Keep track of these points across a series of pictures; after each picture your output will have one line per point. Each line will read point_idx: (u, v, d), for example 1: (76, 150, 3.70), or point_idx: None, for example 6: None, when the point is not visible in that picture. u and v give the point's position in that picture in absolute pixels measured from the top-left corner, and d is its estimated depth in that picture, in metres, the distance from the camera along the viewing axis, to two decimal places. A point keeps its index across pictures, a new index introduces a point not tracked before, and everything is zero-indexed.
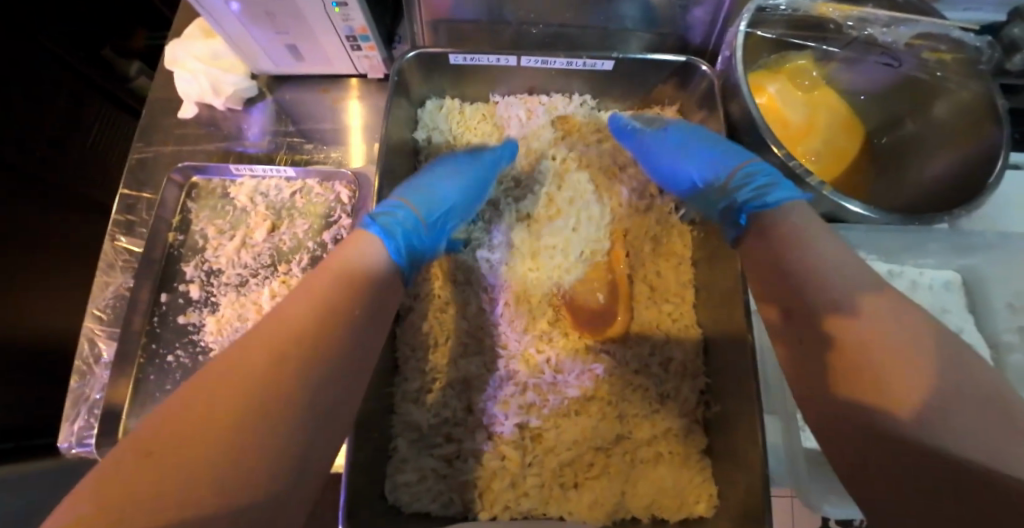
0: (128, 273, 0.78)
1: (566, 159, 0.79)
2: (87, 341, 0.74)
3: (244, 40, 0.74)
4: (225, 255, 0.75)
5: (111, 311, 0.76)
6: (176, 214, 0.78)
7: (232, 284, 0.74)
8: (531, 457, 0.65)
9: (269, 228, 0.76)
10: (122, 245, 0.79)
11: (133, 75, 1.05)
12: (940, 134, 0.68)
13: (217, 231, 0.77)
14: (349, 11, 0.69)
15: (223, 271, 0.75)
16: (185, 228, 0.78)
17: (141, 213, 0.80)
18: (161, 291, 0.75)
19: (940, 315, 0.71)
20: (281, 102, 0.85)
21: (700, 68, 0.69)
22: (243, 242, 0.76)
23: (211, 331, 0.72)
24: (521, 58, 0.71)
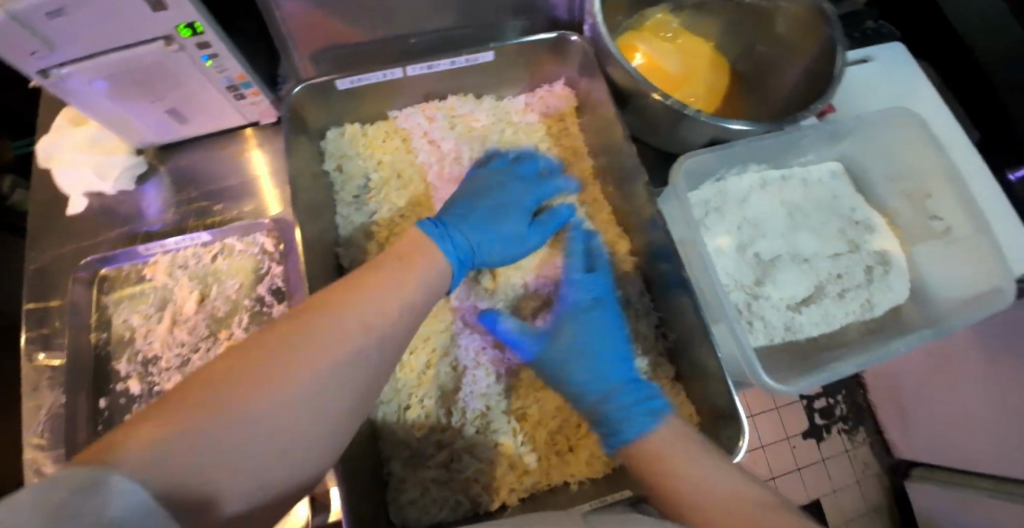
0: (57, 389, 0.72)
1: (477, 153, 0.81)
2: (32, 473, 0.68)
3: (120, 116, 0.73)
4: (158, 339, 0.71)
5: (50, 434, 0.70)
6: (93, 313, 0.74)
7: (172, 367, 0.71)
8: (523, 436, 0.67)
9: (198, 298, 0.73)
10: (43, 362, 0.73)
11: (8, 191, 0.93)
12: (788, 47, 0.77)
13: (143, 317, 0.73)
14: (221, 62, 0.68)
15: (159, 356, 0.71)
16: (107, 325, 0.73)
17: (54, 324, 0.75)
18: (99, 397, 0.70)
19: (833, 202, 0.80)
20: (177, 171, 0.82)
21: (571, 39, 0.75)
22: (174, 320, 0.73)
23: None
24: (406, 68, 0.73)
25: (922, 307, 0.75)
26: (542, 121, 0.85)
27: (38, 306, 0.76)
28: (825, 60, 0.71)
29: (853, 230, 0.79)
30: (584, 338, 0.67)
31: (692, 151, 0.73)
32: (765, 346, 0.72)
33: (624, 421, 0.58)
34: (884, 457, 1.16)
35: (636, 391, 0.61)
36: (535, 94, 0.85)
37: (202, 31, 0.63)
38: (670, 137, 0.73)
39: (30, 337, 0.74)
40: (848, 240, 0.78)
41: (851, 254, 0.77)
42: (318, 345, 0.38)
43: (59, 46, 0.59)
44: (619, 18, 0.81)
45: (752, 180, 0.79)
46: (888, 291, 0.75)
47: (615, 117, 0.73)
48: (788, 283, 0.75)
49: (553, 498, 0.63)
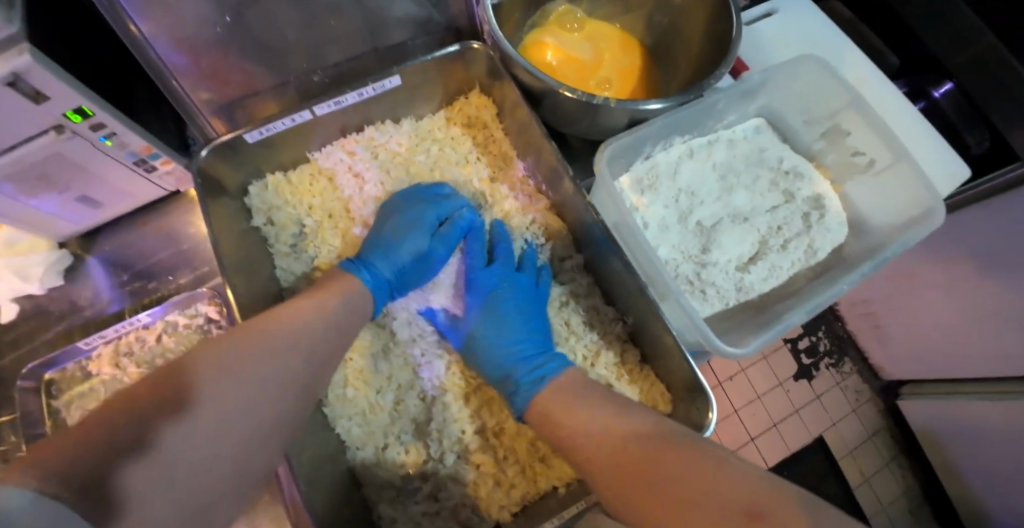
0: None
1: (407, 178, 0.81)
2: None
3: (29, 215, 0.69)
4: None
5: None
6: (45, 420, 0.71)
7: None
8: (503, 451, 0.66)
9: None
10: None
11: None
12: (685, 15, 0.77)
13: None
14: (121, 139, 0.66)
15: None
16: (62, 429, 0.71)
17: (8, 439, 0.72)
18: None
19: (761, 155, 0.82)
20: (104, 256, 0.80)
21: (473, 47, 0.74)
22: None
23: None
24: (313, 109, 0.72)
25: (863, 240, 0.77)
26: (466, 133, 0.84)
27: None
28: (721, 21, 0.72)
29: (785, 180, 0.80)
30: (507, 312, 0.69)
31: (611, 137, 0.73)
32: (722, 311, 0.74)
33: (524, 387, 0.63)
34: (875, 380, 1.19)
35: (534, 356, 0.66)
36: (453, 107, 0.84)
37: (91, 114, 0.61)
38: (589, 126, 0.74)
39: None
40: (783, 190, 0.80)
41: (787, 203, 0.79)
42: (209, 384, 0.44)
43: None
44: (518, 16, 0.81)
45: (678, 151, 0.80)
46: (828, 232, 0.77)
47: (531, 117, 0.73)
48: (731, 245, 0.76)
49: (543, 506, 0.63)
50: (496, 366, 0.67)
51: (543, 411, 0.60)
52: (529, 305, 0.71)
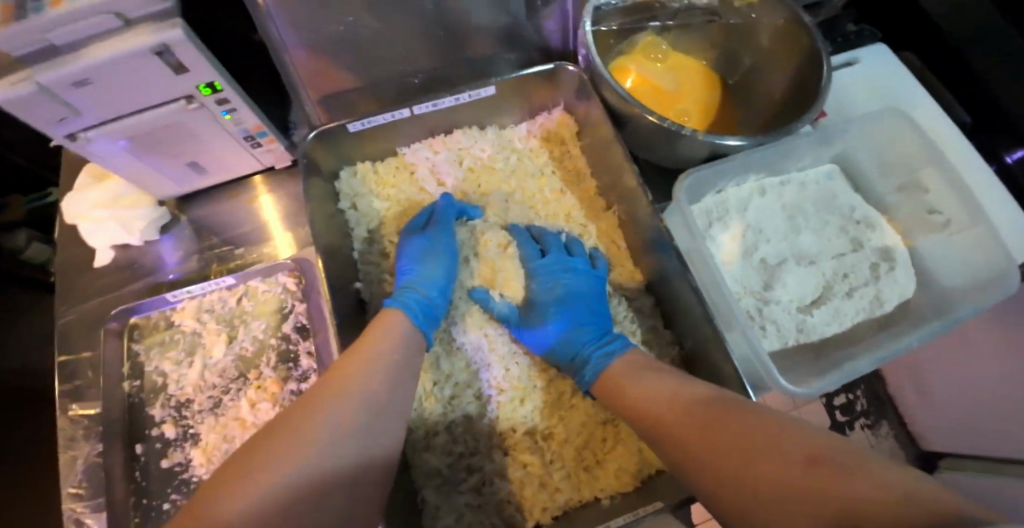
0: (93, 439, 0.73)
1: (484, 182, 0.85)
2: (72, 524, 0.69)
3: (142, 172, 0.76)
4: (190, 384, 0.73)
5: (88, 484, 0.71)
6: (124, 362, 0.75)
7: (206, 409, 0.73)
8: (550, 454, 0.68)
9: (227, 340, 0.75)
10: (71, 416, 0.74)
11: (24, 244, 1.00)
12: (772, 59, 0.80)
13: (173, 363, 0.75)
14: (238, 115, 0.72)
15: (192, 400, 0.73)
16: (138, 372, 0.75)
17: (85, 375, 0.76)
18: (134, 444, 0.71)
19: (832, 201, 0.83)
20: (197, 219, 0.85)
21: (567, 69, 0.78)
22: (204, 363, 0.75)
23: (201, 463, 0.70)
24: (412, 108, 0.77)
25: (930, 297, 0.77)
26: (543, 146, 0.87)
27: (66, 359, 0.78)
28: (811, 70, 0.74)
29: (854, 228, 0.81)
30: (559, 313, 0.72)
31: (691, 167, 0.75)
32: (780, 349, 0.75)
33: (590, 363, 0.67)
34: (913, 449, 1.12)
35: (596, 339, 0.69)
36: (535, 121, 0.87)
37: (220, 89, 0.67)
38: (669, 155, 0.76)
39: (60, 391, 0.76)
40: (851, 238, 0.81)
41: (856, 252, 0.80)
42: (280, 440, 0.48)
43: (85, 112, 0.62)
44: (611, 42, 0.82)
45: (749, 187, 0.82)
46: (896, 286, 0.77)
47: (613, 139, 0.76)
48: (796, 285, 0.77)
49: (586, 514, 0.64)
50: (562, 349, 0.70)
51: (638, 413, 0.57)
52: (594, 294, 0.75)
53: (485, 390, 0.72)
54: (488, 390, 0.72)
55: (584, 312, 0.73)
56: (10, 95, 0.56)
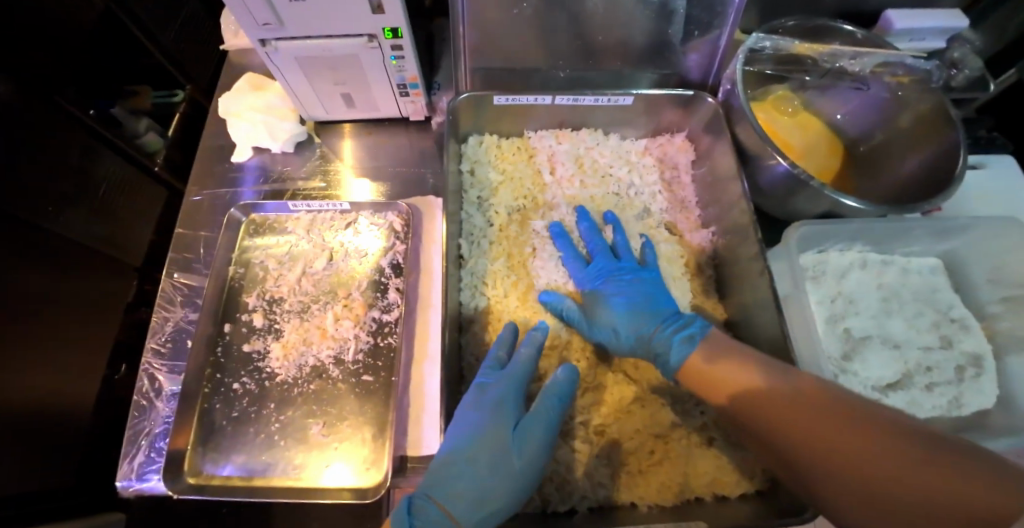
0: (188, 307, 0.80)
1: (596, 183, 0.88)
2: (147, 375, 0.75)
3: (302, 90, 0.83)
4: (287, 284, 0.80)
5: (171, 345, 0.77)
6: (235, 249, 0.82)
7: (294, 311, 0.78)
8: (598, 449, 0.69)
9: (328, 257, 0.81)
10: (175, 282, 0.81)
11: (143, 131, 1.14)
12: (907, 140, 0.81)
13: (276, 263, 0.81)
14: (404, 63, 0.79)
15: (284, 299, 0.79)
16: (244, 262, 0.82)
17: (196, 251, 0.84)
18: (224, 322, 0.77)
19: (930, 294, 0.83)
20: (328, 146, 0.92)
21: (706, 99, 0.81)
22: (303, 270, 0.81)
23: (278, 357, 0.75)
24: (554, 97, 0.82)
25: (1012, 415, 0.74)
26: (656, 165, 0.90)
27: (184, 232, 0.85)
28: (946, 158, 0.75)
29: (948, 326, 0.80)
30: (630, 296, 0.73)
31: (803, 218, 0.77)
32: None
33: (671, 347, 0.66)
34: None
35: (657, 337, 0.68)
36: (655, 140, 0.91)
37: (400, 36, 0.74)
38: (782, 203, 0.78)
39: (172, 258, 0.83)
40: (942, 334, 0.80)
41: (944, 350, 0.79)
42: None
43: (286, 23, 0.70)
44: (750, 87, 0.86)
45: (851, 257, 0.82)
46: (979, 394, 0.75)
47: (733, 175, 0.79)
48: (877, 364, 0.76)
49: (620, 515, 0.65)
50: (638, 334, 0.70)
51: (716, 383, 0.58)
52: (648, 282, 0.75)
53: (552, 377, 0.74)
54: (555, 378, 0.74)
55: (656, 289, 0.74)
56: None
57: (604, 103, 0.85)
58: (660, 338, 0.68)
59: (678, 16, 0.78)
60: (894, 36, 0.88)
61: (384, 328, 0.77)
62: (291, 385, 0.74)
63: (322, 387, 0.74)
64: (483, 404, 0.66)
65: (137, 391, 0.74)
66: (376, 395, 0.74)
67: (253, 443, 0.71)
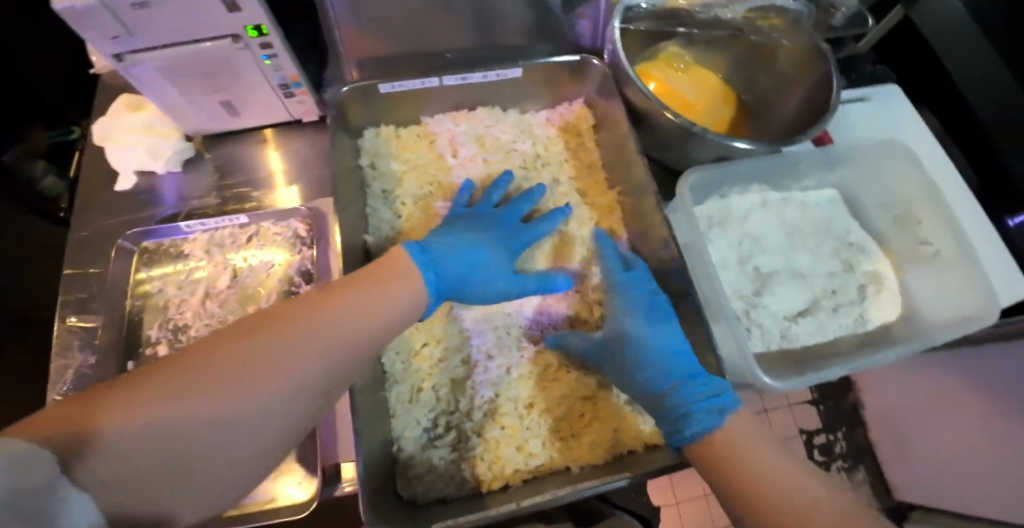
0: (87, 350, 0.75)
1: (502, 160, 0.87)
2: None
3: (177, 103, 0.79)
4: (191, 309, 0.76)
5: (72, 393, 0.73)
6: (130, 282, 0.78)
7: (202, 336, 0.75)
8: (528, 421, 0.70)
9: (232, 274, 0.78)
10: (70, 325, 0.76)
11: (41, 174, 0.98)
12: (788, 79, 0.84)
13: (177, 289, 0.78)
14: (279, 62, 0.75)
15: (190, 325, 0.75)
16: (141, 294, 0.78)
17: (90, 291, 0.79)
18: (127, 360, 0.73)
19: (830, 223, 0.86)
20: (219, 159, 0.88)
21: (593, 62, 0.82)
22: (207, 292, 0.77)
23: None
24: (442, 78, 0.81)
25: (909, 325, 0.79)
26: (560, 135, 0.90)
27: (73, 272, 0.80)
28: (821, 92, 0.78)
29: (848, 251, 0.84)
30: (643, 324, 0.67)
31: (698, 166, 0.79)
32: (761, 353, 0.77)
33: (692, 411, 0.58)
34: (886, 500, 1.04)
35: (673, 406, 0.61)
36: (555, 110, 0.91)
37: (266, 33, 0.70)
38: (679, 155, 0.80)
39: (63, 301, 0.78)
40: (843, 259, 0.84)
41: (845, 273, 0.83)
42: (251, 367, 0.41)
43: (138, 33, 0.66)
44: (635, 48, 0.87)
45: (752, 198, 0.85)
46: (878, 310, 0.80)
47: (628, 135, 0.79)
48: (785, 296, 0.79)
49: (554, 481, 0.66)
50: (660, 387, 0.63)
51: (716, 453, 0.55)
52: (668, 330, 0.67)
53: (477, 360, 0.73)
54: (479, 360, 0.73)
55: (667, 322, 0.68)
56: (74, 6, 0.60)
57: (495, 79, 0.83)
58: (672, 396, 0.61)
59: None
60: None
61: None
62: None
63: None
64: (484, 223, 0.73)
65: None
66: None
67: None
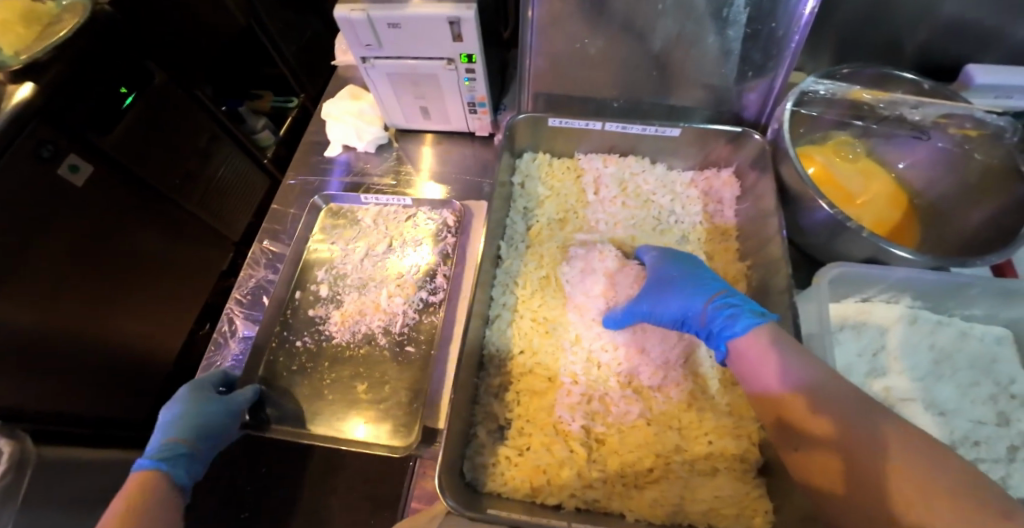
0: (268, 268, 0.95)
1: (642, 207, 0.91)
2: (227, 318, 0.89)
3: (388, 100, 0.96)
4: (352, 262, 0.91)
5: (249, 297, 0.92)
6: (313, 230, 0.96)
7: (353, 285, 0.90)
8: (596, 454, 0.72)
9: (388, 243, 0.93)
10: (263, 248, 0.96)
11: None
12: (970, 194, 0.78)
13: (346, 244, 0.94)
14: (475, 84, 0.89)
15: (347, 274, 0.91)
16: (320, 241, 0.95)
17: (283, 224, 0.99)
18: (296, 289, 0.90)
19: (991, 365, 0.76)
20: (402, 149, 1.05)
21: (753, 136, 0.83)
22: (367, 252, 0.92)
23: (339, 323, 0.86)
24: (605, 123, 0.88)
25: None
26: (701, 198, 0.91)
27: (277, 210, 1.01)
28: (1016, 213, 0.71)
29: (1007, 402, 0.74)
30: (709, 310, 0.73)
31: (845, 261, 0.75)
32: None
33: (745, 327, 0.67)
34: None
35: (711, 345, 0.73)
36: (703, 173, 0.92)
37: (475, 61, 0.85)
38: (825, 246, 0.77)
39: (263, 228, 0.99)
40: (998, 410, 0.73)
41: (998, 427, 0.72)
42: None
43: (382, 43, 0.83)
44: (802, 131, 0.85)
45: (900, 310, 0.78)
46: None
47: (772, 212, 0.79)
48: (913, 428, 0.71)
49: (606, 519, 0.67)
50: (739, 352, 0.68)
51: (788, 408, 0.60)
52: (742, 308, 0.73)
53: (566, 384, 0.77)
54: (568, 385, 0.77)
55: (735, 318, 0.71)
56: (347, 16, 0.79)
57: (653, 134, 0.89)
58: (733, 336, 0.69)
59: (734, 55, 0.82)
60: (972, 90, 0.85)
61: (428, 307, 0.87)
62: (344, 347, 0.84)
63: (368, 352, 0.84)
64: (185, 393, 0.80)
65: (217, 329, 0.89)
66: (412, 366, 0.82)
67: (301, 391, 0.81)
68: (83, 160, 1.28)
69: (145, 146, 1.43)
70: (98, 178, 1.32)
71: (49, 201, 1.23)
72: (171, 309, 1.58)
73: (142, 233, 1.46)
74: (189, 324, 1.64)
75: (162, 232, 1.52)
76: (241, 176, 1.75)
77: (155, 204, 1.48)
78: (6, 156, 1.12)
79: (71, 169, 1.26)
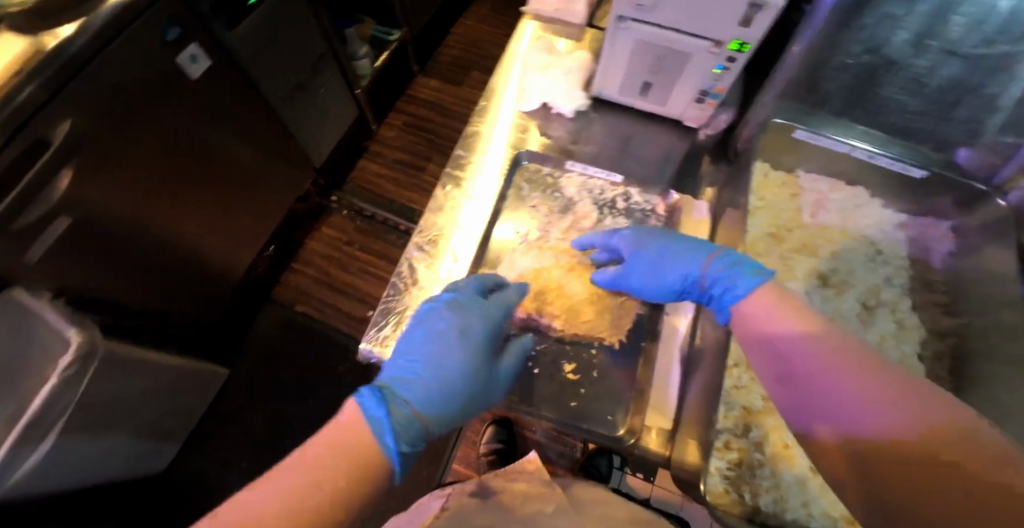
0: (452, 219, 0.88)
1: (865, 241, 0.88)
2: (407, 263, 0.84)
3: (619, 67, 0.89)
4: (556, 230, 0.88)
5: (432, 247, 0.86)
6: (510, 188, 0.91)
7: (556, 257, 0.85)
8: (815, 484, 0.71)
9: (596, 220, 0.88)
10: (446, 195, 0.90)
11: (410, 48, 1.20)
12: None
13: (548, 210, 0.89)
14: (725, 73, 0.83)
15: (549, 241, 0.87)
16: (518, 199, 0.90)
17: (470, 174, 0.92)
18: (493, 251, 0.86)
19: None
20: (602, 125, 0.98)
21: (998, 201, 0.80)
22: (571, 224, 0.88)
23: (540, 291, 0.83)
24: (854, 149, 0.86)
25: None
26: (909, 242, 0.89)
27: (459, 155, 0.95)
28: None
29: None
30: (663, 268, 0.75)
31: None
32: None
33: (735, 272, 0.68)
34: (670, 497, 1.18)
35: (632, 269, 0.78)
36: (918, 219, 0.90)
37: (744, 51, 0.79)
38: None
39: (447, 174, 0.92)
40: None
41: None
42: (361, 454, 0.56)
43: (654, 6, 0.76)
44: None
45: None
46: None
47: (1004, 277, 0.78)
48: None
49: None
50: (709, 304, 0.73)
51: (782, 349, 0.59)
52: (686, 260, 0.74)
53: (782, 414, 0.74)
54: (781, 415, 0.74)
55: (696, 254, 0.74)
56: None
57: (888, 168, 0.86)
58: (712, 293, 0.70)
59: (1003, 112, 0.79)
60: None
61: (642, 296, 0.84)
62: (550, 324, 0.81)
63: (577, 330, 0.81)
64: (467, 341, 0.71)
65: (396, 272, 0.83)
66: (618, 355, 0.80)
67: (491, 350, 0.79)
68: (204, 52, 1.14)
69: (261, 49, 1.29)
70: (212, 71, 1.17)
71: (164, 88, 1.08)
72: (248, 226, 1.47)
73: (239, 139, 1.32)
74: (257, 247, 1.55)
75: (259, 144, 1.39)
76: (336, 101, 1.63)
77: (256, 116, 1.35)
78: (136, 25, 0.97)
79: (191, 60, 1.11)
